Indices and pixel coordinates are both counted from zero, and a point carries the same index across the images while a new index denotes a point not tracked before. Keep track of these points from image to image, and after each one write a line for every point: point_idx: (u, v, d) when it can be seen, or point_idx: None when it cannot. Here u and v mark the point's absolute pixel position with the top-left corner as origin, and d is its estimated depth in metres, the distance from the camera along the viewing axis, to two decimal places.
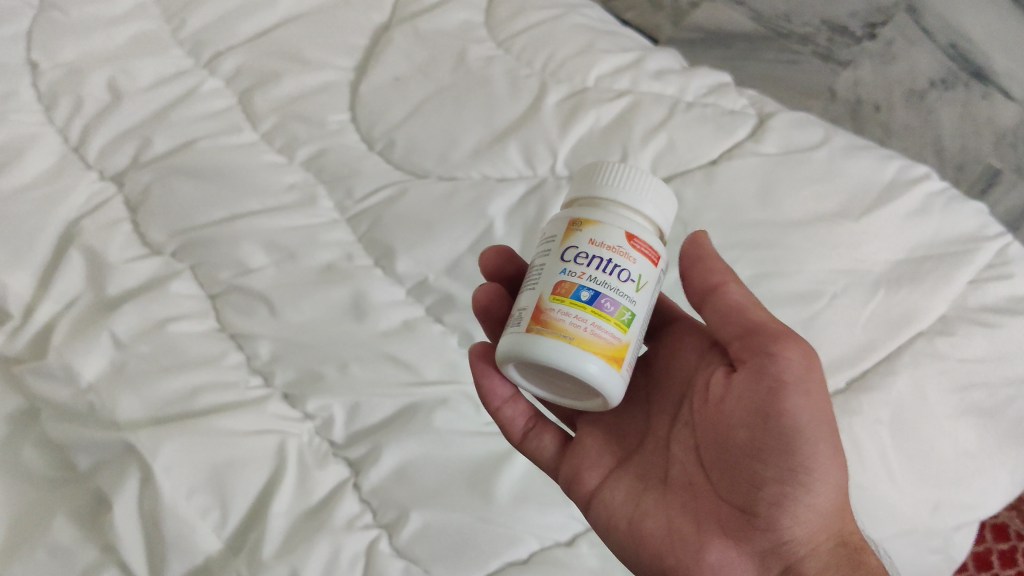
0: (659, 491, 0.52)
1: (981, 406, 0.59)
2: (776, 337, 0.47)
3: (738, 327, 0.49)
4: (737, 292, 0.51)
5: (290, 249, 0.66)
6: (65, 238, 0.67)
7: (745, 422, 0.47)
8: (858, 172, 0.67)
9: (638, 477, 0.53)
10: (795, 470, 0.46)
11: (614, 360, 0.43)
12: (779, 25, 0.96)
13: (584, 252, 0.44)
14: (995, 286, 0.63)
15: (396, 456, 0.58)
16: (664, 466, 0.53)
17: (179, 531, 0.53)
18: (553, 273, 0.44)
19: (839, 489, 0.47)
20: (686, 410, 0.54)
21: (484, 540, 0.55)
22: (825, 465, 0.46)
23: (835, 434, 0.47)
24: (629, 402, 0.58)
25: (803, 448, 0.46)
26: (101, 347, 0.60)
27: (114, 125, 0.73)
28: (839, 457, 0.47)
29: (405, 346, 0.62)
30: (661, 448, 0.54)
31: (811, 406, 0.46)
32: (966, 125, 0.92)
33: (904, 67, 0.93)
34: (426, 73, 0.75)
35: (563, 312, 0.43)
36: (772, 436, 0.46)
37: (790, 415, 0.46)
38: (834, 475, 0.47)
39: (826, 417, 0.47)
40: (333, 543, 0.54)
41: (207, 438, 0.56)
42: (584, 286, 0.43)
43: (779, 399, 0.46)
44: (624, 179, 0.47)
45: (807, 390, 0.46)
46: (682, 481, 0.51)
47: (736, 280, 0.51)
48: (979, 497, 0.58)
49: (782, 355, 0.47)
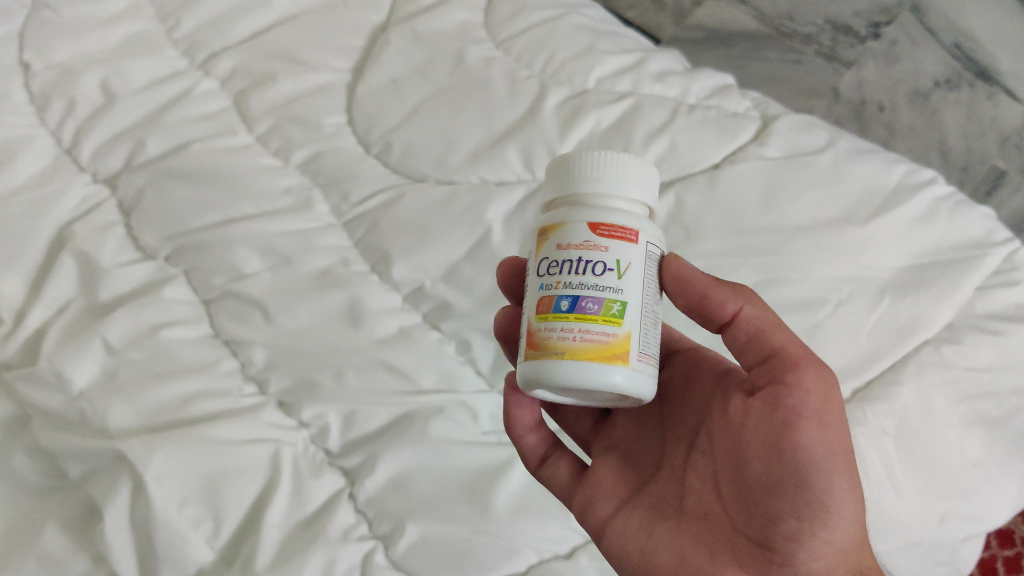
0: (673, 521, 0.50)
1: (988, 416, 0.58)
2: (796, 367, 0.46)
3: (756, 355, 0.48)
4: (753, 313, 0.48)
5: (285, 254, 0.65)
6: (57, 242, 0.65)
7: (761, 454, 0.46)
8: (863, 176, 0.66)
9: (652, 507, 0.52)
10: (813, 505, 0.45)
11: (618, 356, 0.42)
12: (783, 25, 0.95)
13: (556, 260, 0.43)
14: (1002, 292, 0.62)
15: (392, 466, 0.57)
16: (679, 495, 0.51)
17: (172, 542, 0.52)
18: (533, 292, 0.44)
19: (856, 524, 0.46)
20: (702, 439, 0.52)
21: (481, 552, 0.54)
22: (842, 499, 0.45)
23: (852, 467, 0.46)
24: (644, 428, 0.57)
25: (820, 483, 0.44)
26: (93, 353, 0.58)
27: (107, 127, 0.72)
28: (857, 493, 0.46)
29: (402, 354, 0.61)
30: (677, 477, 0.52)
31: (829, 439, 0.45)
32: (972, 125, 0.90)
33: (909, 67, 0.92)
34: (424, 74, 0.74)
35: (550, 328, 0.42)
36: (789, 470, 0.45)
37: (808, 451, 0.45)
38: (852, 511, 0.46)
39: (843, 450, 0.46)
40: (328, 555, 0.53)
41: (200, 446, 0.55)
42: (562, 295, 0.42)
43: (797, 432, 0.45)
44: (601, 169, 0.45)
45: (825, 423, 0.45)
46: (698, 511, 0.50)
47: (751, 301, 0.49)
48: (987, 509, 0.57)
49: (801, 386, 0.46)
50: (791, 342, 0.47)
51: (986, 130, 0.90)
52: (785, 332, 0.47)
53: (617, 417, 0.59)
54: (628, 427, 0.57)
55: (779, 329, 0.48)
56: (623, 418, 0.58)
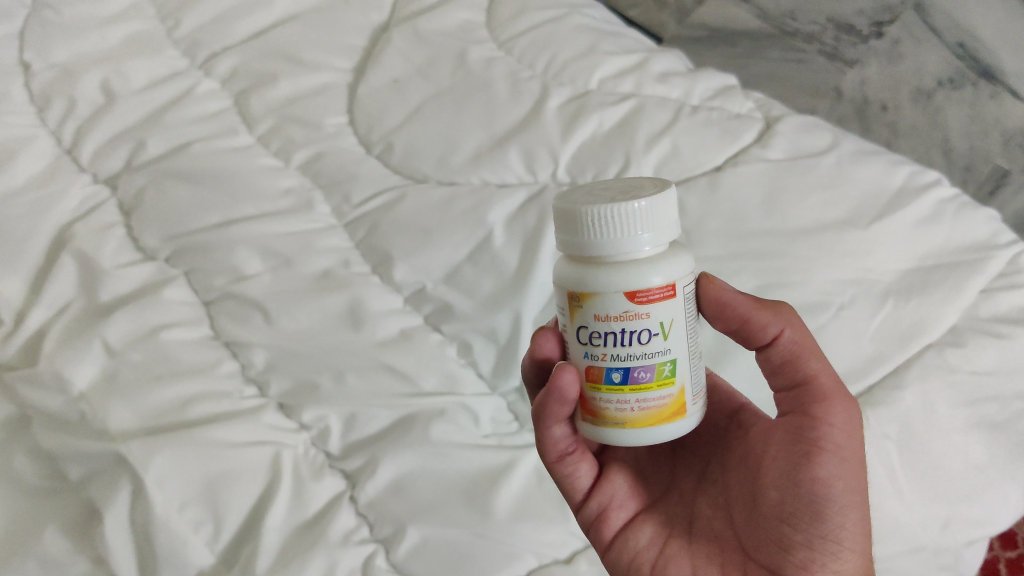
0: (684, 539, 0.51)
1: (992, 420, 0.57)
2: (826, 402, 0.47)
3: (787, 380, 0.49)
4: (793, 340, 0.48)
5: (285, 255, 0.64)
6: (57, 242, 0.65)
7: (777, 483, 0.47)
8: (866, 177, 0.65)
9: (663, 523, 0.53)
10: (826, 537, 0.46)
11: (677, 409, 0.44)
12: (785, 23, 0.96)
13: (595, 330, 0.43)
14: (1006, 295, 0.61)
15: (393, 469, 0.56)
16: (689, 516, 0.53)
17: (173, 544, 0.52)
18: (578, 358, 0.44)
19: (864, 559, 0.47)
20: (716, 465, 0.54)
21: (482, 556, 0.54)
22: (854, 533, 0.46)
23: (865, 503, 0.47)
24: (653, 452, 0.57)
25: (836, 515, 0.45)
26: (93, 355, 0.58)
27: (107, 127, 0.72)
28: (867, 528, 0.47)
29: (403, 356, 0.60)
30: (685, 500, 0.54)
31: (847, 474, 0.46)
32: (975, 126, 0.90)
33: (911, 67, 0.91)
34: (425, 75, 0.74)
35: (606, 399, 0.44)
36: (806, 500, 0.46)
37: (827, 484, 0.46)
38: (862, 546, 0.46)
39: (860, 486, 0.47)
40: (329, 559, 0.53)
41: (200, 449, 0.55)
42: (611, 367, 0.43)
43: (817, 464, 0.46)
44: (609, 229, 0.41)
45: (846, 459, 0.46)
46: (709, 533, 0.51)
47: (791, 324, 0.48)
48: (990, 513, 0.57)
49: (827, 420, 0.47)
50: (825, 374, 0.48)
51: (990, 130, 0.90)
52: (822, 363, 0.48)
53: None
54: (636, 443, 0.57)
55: (816, 360, 0.48)
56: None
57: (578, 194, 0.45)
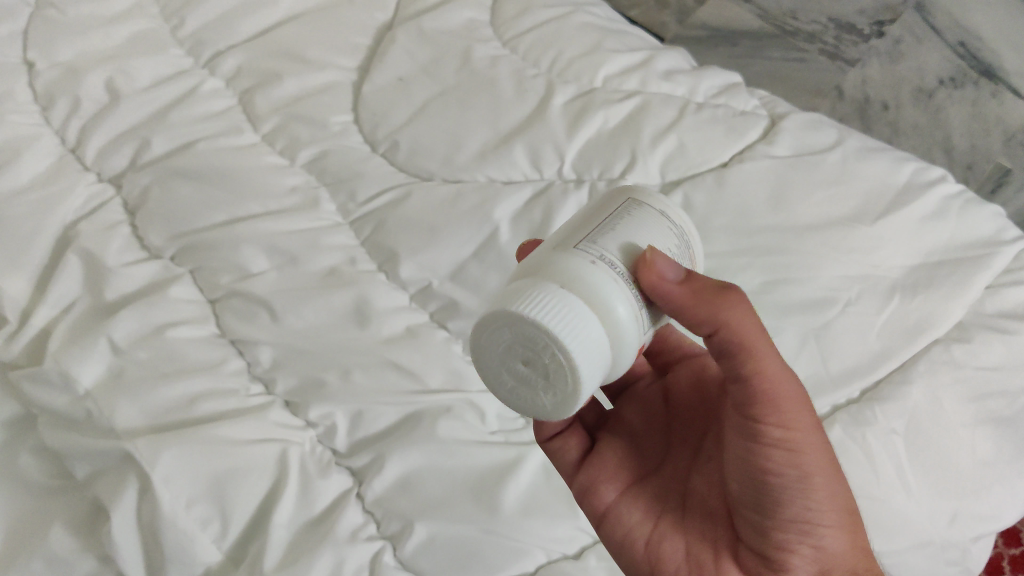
0: (676, 516, 0.52)
1: (999, 415, 0.58)
2: (765, 397, 0.44)
3: (729, 373, 0.45)
4: (726, 335, 0.43)
5: (291, 253, 0.64)
6: (62, 241, 0.65)
7: (737, 475, 0.47)
8: (872, 174, 0.65)
9: (657, 497, 0.54)
10: (795, 521, 0.46)
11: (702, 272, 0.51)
12: (786, 23, 1.07)
13: None
14: (1012, 291, 0.61)
15: (400, 466, 0.56)
16: (683, 491, 0.53)
17: (181, 542, 0.52)
18: None
19: (847, 529, 0.47)
20: (708, 444, 0.53)
21: (491, 553, 0.54)
22: (825, 511, 0.46)
23: (835, 479, 0.46)
24: (650, 425, 0.58)
25: (795, 503, 0.45)
26: (99, 353, 0.58)
27: (112, 126, 0.72)
28: (840, 501, 0.46)
29: (410, 353, 0.60)
30: (681, 474, 0.54)
31: (800, 461, 0.45)
32: (978, 124, 1.00)
33: (912, 66, 1.02)
34: (430, 73, 0.74)
35: None
36: (764, 491, 0.46)
37: (777, 475, 0.45)
38: (839, 518, 0.46)
39: (819, 469, 0.46)
40: (337, 555, 0.53)
41: (207, 447, 0.55)
42: None
43: (765, 458, 0.45)
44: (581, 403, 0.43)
45: (792, 449, 0.45)
46: (704, 508, 0.51)
47: (731, 318, 0.43)
48: (997, 508, 0.56)
49: (768, 415, 0.44)
50: (766, 366, 0.44)
51: (992, 128, 0.99)
52: (760, 356, 0.43)
53: (625, 408, 0.60)
54: (634, 419, 0.59)
55: (753, 353, 0.43)
56: (630, 408, 0.60)
57: (505, 384, 0.43)
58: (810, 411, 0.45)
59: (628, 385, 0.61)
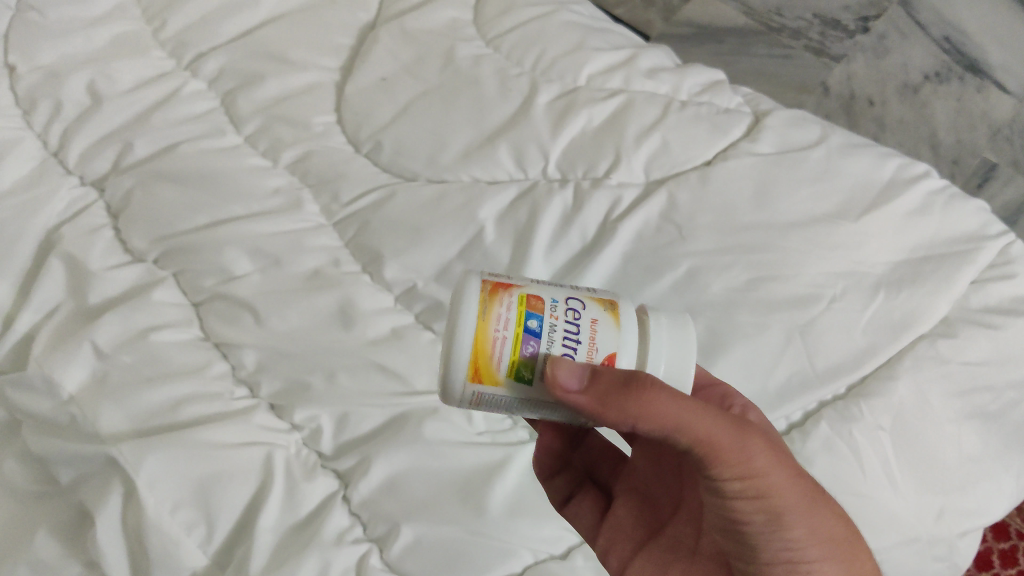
0: (686, 561, 0.55)
1: (985, 410, 0.58)
2: (715, 455, 0.45)
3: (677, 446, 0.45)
4: (650, 424, 0.43)
5: (275, 255, 0.64)
6: (46, 246, 0.65)
7: (721, 528, 0.49)
8: (857, 171, 0.65)
9: (670, 547, 0.56)
10: (781, 562, 0.47)
11: (472, 364, 0.43)
12: (772, 19, 1.13)
13: (579, 313, 0.44)
14: (997, 286, 0.61)
15: (385, 468, 0.56)
16: (695, 536, 0.55)
17: (165, 547, 0.51)
18: (549, 292, 0.45)
19: (837, 558, 0.47)
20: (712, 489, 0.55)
21: (478, 554, 0.53)
22: (808, 546, 0.47)
23: (813, 514, 0.47)
24: (660, 475, 0.60)
25: (771, 545, 0.47)
26: (82, 357, 0.58)
27: (94, 129, 0.71)
28: (825, 531, 0.47)
29: (394, 354, 0.60)
30: (693, 519, 0.56)
31: (767, 505, 0.46)
32: (962, 120, 1.08)
33: (898, 61, 1.11)
34: (414, 73, 0.73)
35: (511, 301, 0.44)
36: (742, 539, 0.48)
37: (747, 523, 0.47)
38: (828, 550, 0.47)
39: (792, 505, 0.46)
40: (323, 558, 0.52)
41: (191, 450, 0.54)
42: (533, 318, 0.44)
43: (732, 510, 0.47)
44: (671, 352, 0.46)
45: (758, 497, 0.46)
46: (710, 552, 0.53)
47: (642, 409, 0.42)
48: (984, 503, 0.56)
49: (722, 474, 0.45)
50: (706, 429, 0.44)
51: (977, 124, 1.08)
52: (693, 422, 0.44)
53: (635, 454, 0.62)
54: (643, 467, 0.61)
55: (682, 425, 0.43)
56: (637, 453, 0.62)
57: None
58: (767, 451, 0.46)
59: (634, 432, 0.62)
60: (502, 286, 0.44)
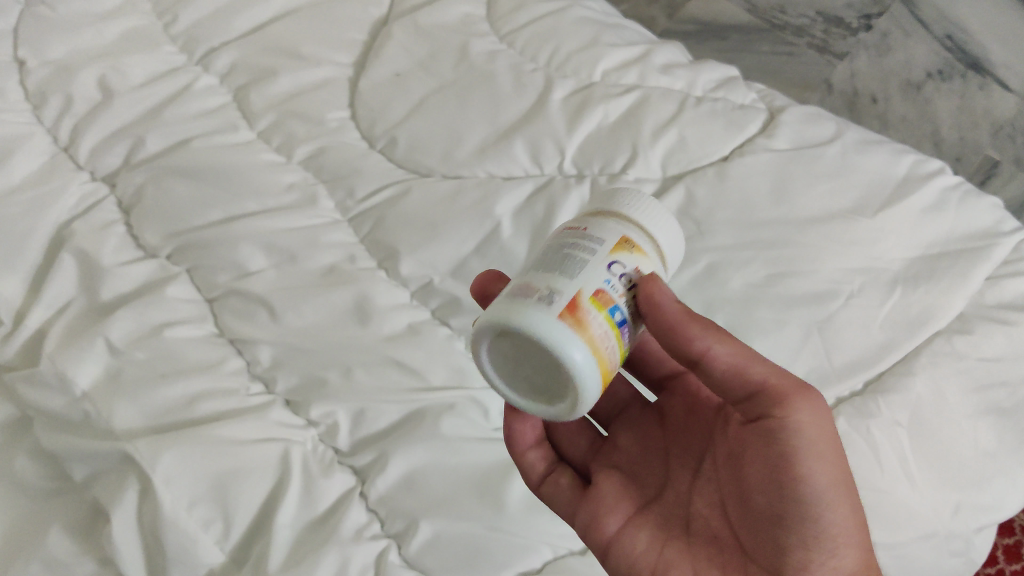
0: (682, 541, 0.51)
1: (1001, 406, 0.58)
2: (782, 398, 0.45)
3: (737, 390, 0.46)
4: (722, 352, 0.45)
5: (290, 251, 0.64)
6: (57, 242, 0.64)
7: (762, 490, 0.46)
8: (872, 167, 0.65)
9: (662, 524, 0.52)
10: (819, 537, 0.44)
11: (603, 387, 0.40)
12: (773, 18, 1.14)
13: (628, 273, 0.42)
14: (1012, 282, 0.62)
15: (403, 465, 0.56)
16: (687, 515, 0.52)
17: (182, 544, 0.51)
18: (598, 278, 0.40)
19: (862, 545, 0.45)
20: (709, 465, 0.52)
21: (497, 550, 0.53)
22: (846, 525, 0.45)
23: (855, 495, 0.46)
24: (646, 452, 0.56)
25: (818, 516, 0.44)
26: (96, 353, 0.57)
27: (105, 124, 0.71)
28: (858, 514, 0.46)
29: (412, 350, 0.59)
30: (684, 497, 0.53)
31: (826, 469, 0.44)
32: (964, 117, 1.08)
33: (901, 58, 1.11)
34: (427, 69, 0.73)
35: (597, 320, 0.39)
36: (783, 505, 0.45)
37: (807, 484, 0.44)
38: (858, 535, 0.45)
39: (843, 478, 0.45)
40: (342, 555, 0.52)
41: (207, 446, 0.54)
42: (620, 308, 0.41)
43: (796, 464, 0.44)
44: (640, 203, 0.46)
45: (818, 456, 0.44)
46: (709, 533, 0.50)
47: (716, 336, 0.45)
48: (1000, 499, 0.57)
49: (792, 420, 0.44)
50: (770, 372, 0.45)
51: (979, 120, 1.08)
52: (759, 363, 0.45)
53: (620, 435, 0.58)
54: (630, 446, 0.57)
55: (750, 363, 0.45)
56: (625, 435, 0.58)
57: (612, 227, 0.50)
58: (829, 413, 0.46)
59: (618, 412, 0.60)
60: (582, 309, 0.38)
